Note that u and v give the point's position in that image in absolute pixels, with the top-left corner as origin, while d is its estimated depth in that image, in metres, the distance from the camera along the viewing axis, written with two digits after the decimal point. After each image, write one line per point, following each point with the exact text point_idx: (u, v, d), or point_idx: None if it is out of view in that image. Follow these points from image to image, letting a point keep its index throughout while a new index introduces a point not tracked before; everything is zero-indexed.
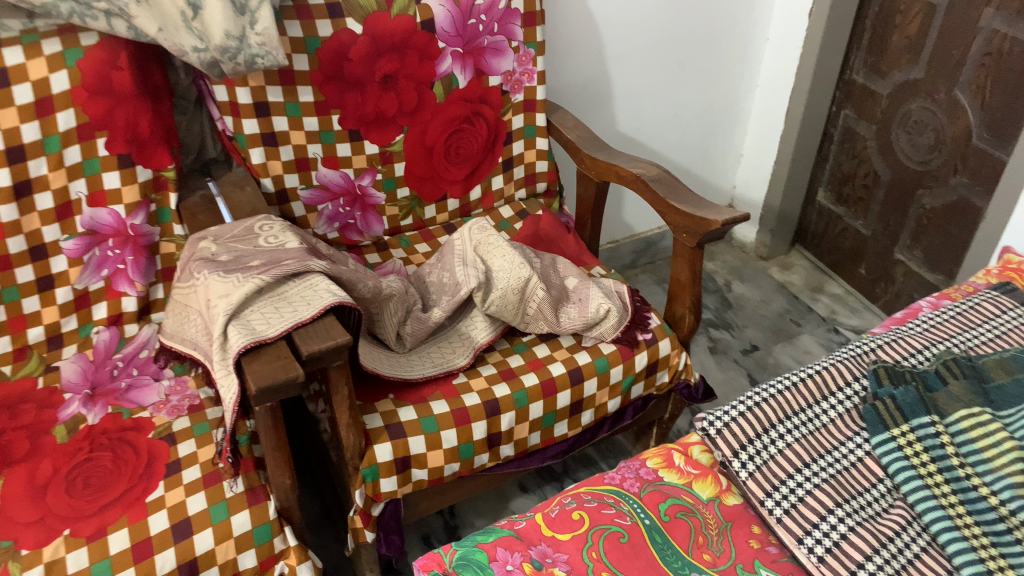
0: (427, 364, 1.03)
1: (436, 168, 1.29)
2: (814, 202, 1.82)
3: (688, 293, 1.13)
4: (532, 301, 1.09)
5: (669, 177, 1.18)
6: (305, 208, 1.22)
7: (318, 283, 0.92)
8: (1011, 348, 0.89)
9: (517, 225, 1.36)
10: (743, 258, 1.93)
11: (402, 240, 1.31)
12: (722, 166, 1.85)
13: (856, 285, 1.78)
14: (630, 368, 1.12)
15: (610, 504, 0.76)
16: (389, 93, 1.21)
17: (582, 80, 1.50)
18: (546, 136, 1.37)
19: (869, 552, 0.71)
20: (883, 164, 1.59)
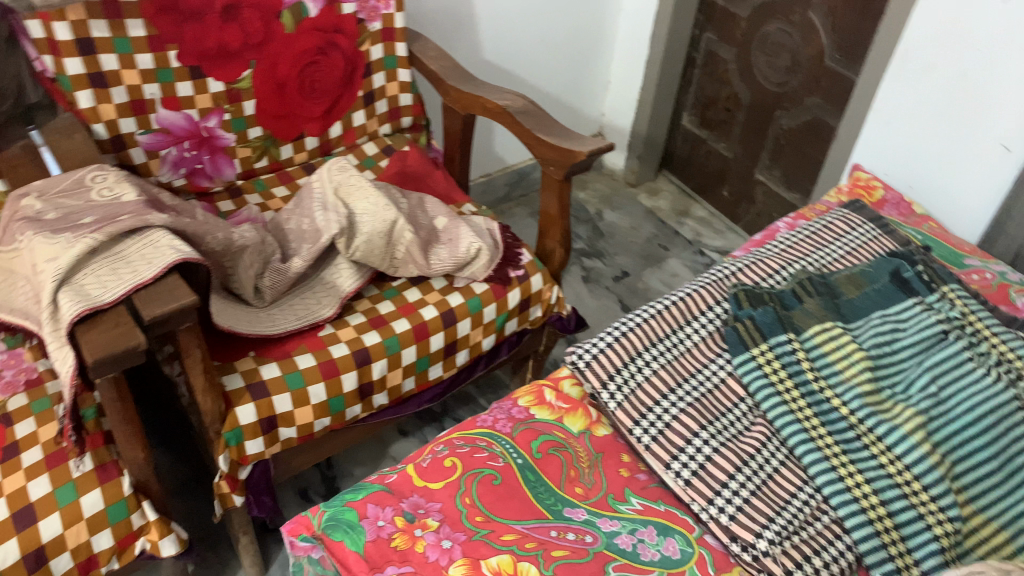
0: (290, 317, 1.00)
1: (290, 104, 1.21)
2: (679, 127, 1.85)
3: (557, 227, 1.13)
4: (400, 244, 1.06)
5: (533, 108, 1.15)
6: (146, 154, 1.12)
7: (159, 240, 0.86)
8: (860, 264, 0.93)
9: (383, 163, 1.30)
10: (613, 185, 1.95)
11: (258, 184, 1.24)
12: (591, 93, 1.84)
13: (719, 207, 1.83)
14: (503, 307, 1.11)
15: (483, 448, 0.75)
16: (231, 25, 1.11)
17: (442, 8, 1.43)
18: (409, 67, 1.31)
19: (732, 470, 0.72)
20: (743, 87, 1.62)
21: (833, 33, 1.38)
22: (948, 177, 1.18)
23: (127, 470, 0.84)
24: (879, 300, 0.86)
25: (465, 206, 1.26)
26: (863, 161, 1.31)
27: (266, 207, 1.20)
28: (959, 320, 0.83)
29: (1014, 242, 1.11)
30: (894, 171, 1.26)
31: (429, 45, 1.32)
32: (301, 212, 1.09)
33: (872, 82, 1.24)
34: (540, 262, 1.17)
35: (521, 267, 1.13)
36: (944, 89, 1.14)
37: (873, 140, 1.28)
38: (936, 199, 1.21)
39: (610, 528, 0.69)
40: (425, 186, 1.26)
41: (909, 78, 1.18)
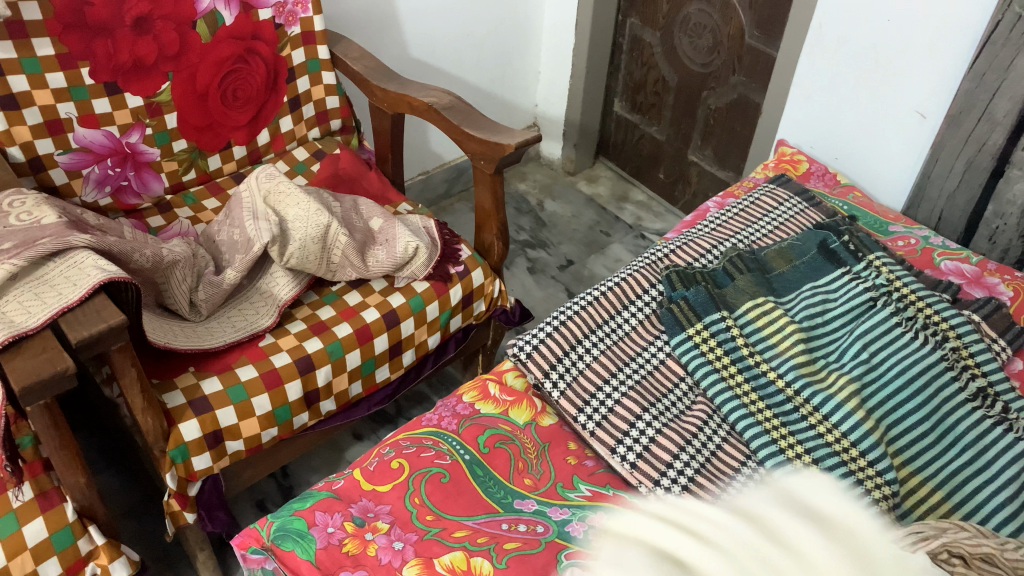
0: (228, 328, 0.99)
1: (213, 114, 1.19)
2: (612, 113, 1.86)
3: (494, 221, 1.13)
4: (336, 248, 1.05)
5: (461, 103, 1.15)
6: (67, 175, 1.08)
7: (83, 260, 0.84)
8: (789, 237, 0.95)
9: (315, 167, 1.29)
10: (552, 175, 1.96)
11: (188, 198, 1.21)
12: (522, 84, 1.84)
13: (657, 190, 1.85)
14: (446, 304, 1.11)
15: (429, 447, 0.75)
16: (144, 38, 1.08)
17: (363, 6, 1.42)
18: (332, 70, 1.29)
19: (676, 450, 0.73)
20: (669, 70, 1.65)
21: (751, 11, 1.41)
22: (870, 147, 1.22)
23: (70, 496, 0.82)
24: (808, 273, 0.89)
25: (401, 205, 1.26)
26: (791, 137, 1.34)
27: (198, 220, 1.18)
28: (886, 287, 0.86)
29: (936, 206, 1.15)
30: (820, 144, 1.30)
31: (351, 45, 1.31)
32: (232, 222, 1.07)
33: (792, 57, 1.27)
34: (480, 256, 1.17)
35: (461, 263, 1.13)
36: (858, 61, 1.17)
37: (797, 115, 1.31)
38: (861, 169, 1.25)
39: (560, 517, 0.69)
40: (359, 188, 1.26)
41: (825, 52, 1.21)
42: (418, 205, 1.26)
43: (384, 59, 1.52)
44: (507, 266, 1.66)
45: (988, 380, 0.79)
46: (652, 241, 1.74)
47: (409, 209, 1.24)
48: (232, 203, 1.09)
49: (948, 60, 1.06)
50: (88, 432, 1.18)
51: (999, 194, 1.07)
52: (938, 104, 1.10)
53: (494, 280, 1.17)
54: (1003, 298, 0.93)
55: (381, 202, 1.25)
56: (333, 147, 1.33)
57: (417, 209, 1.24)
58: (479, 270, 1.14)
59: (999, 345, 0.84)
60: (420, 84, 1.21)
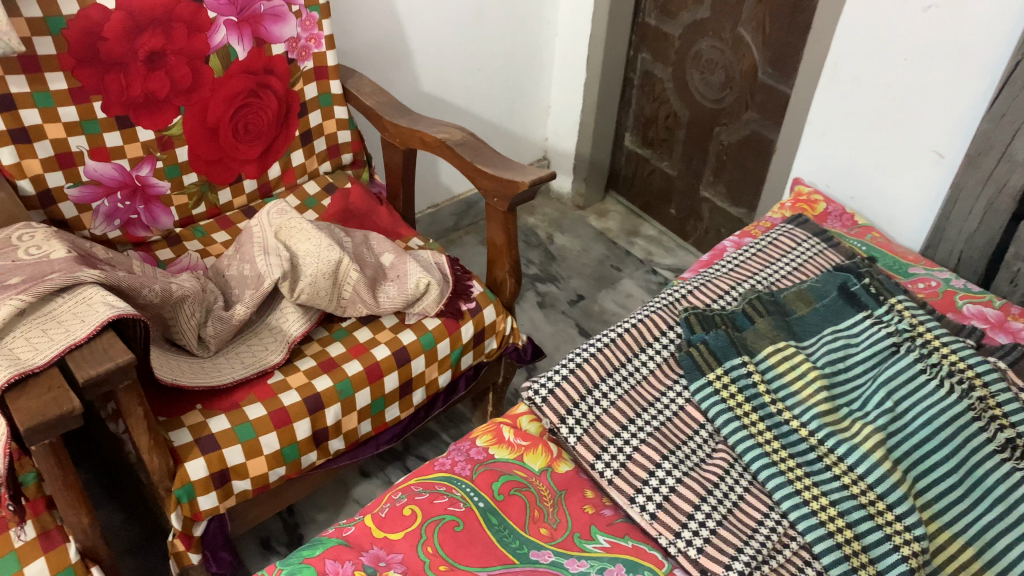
0: (236, 365, 0.97)
1: (224, 147, 1.18)
2: (622, 147, 1.90)
3: (507, 258, 1.12)
4: (347, 284, 1.05)
5: (474, 139, 1.14)
6: (77, 208, 1.08)
7: (92, 296, 0.82)
8: (808, 279, 0.94)
9: (325, 202, 1.28)
10: (562, 209, 1.99)
11: (197, 231, 1.20)
12: (531, 119, 1.86)
13: (668, 225, 1.89)
14: (457, 341, 1.10)
15: (443, 493, 0.73)
16: (156, 73, 1.08)
17: (376, 40, 1.42)
18: (345, 104, 1.29)
19: (697, 501, 0.71)
20: (681, 105, 1.68)
21: (765, 48, 1.42)
22: (887, 187, 1.21)
23: (72, 536, 0.80)
24: (829, 316, 0.87)
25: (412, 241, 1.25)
26: (805, 176, 1.33)
27: (207, 254, 1.16)
28: (909, 332, 0.84)
29: (955, 248, 1.14)
30: (835, 182, 1.29)
31: (364, 79, 1.30)
32: (242, 256, 1.06)
33: (808, 95, 1.27)
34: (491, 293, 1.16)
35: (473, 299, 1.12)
36: (874, 101, 1.17)
37: (812, 154, 1.31)
38: (878, 209, 1.24)
39: (578, 568, 0.67)
40: (370, 223, 1.25)
41: (840, 92, 1.21)
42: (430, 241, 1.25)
43: (396, 92, 1.52)
44: (516, 300, 1.64)
45: (1016, 428, 0.77)
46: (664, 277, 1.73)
47: (420, 245, 1.23)
48: (243, 237, 1.08)
49: (968, 100, 1.05)
50: (89, 467, 1.16)
51: (1021, 236, 1.05)
52: (956, 144, 1.09)
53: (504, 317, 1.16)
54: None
55: (392, 237, 1.23)
56: (344, 181, 1.32)
57: (428, 245, 1.23)
58: (490, 307, 1.13)
59: None
60: (433, 119, 1.20)
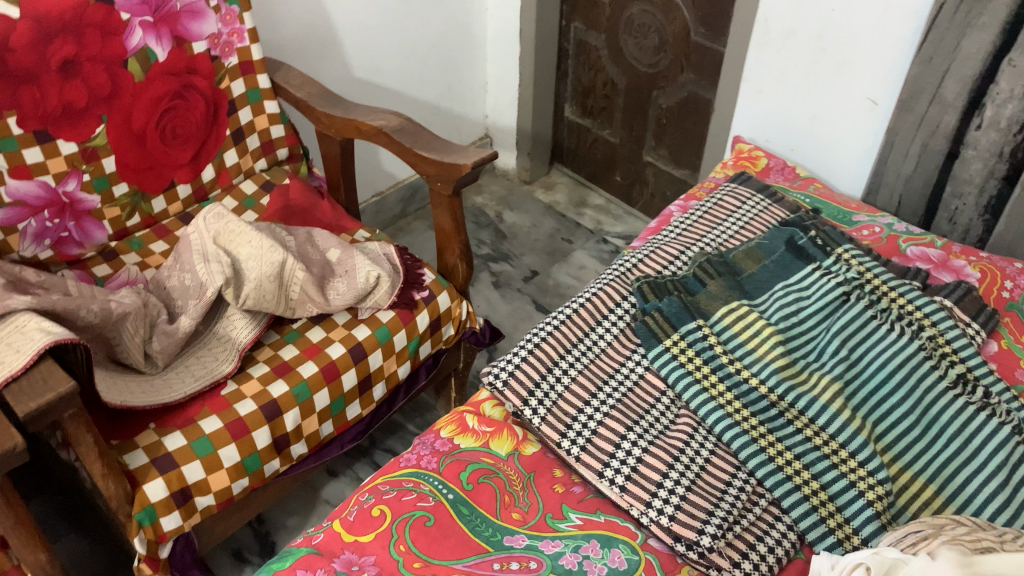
0: (187, 379, 0.95)
1: (153, 154, 1.14)
2: (563, 118, 1.85)
3: (455, 243, 1.11)
4: (294, 285, 1.03)
5: (411, 124, 1.12)
6: (3, 231, 1.03)
7: (26, 323, 0.80)
8: (756, 236, 0.94)
9: (264, 200, 1.25)
10: (508, 185, 1.93)
11: (133, 243, 1.16)
12: (470, 97, 1.82)
13: (613, 192, 1.84)
14: (413, 331, 1.09)
15: (410, 489, 0.72)
16: (73, 81, 1.03)
17: (301, 30, 1.38)
18: (275, 98, 1.25)
19: (665, 469, 0.71)
20: (617, 71, 1.64)
21: (694, 8, 1.40)
22: (825, 137, 1.22)
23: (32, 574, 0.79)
24: (779, 272, 0.87)
25: (357, 233, 1.23)
26: (746, 133, 1.34)
27: (146, 267, 1.13)
28: (857, 280, 0.85)
29: (895, 192, 1.15)
30: (775, 138, 1.29)
31: (292, 71, 1.27)
32: (182, 266, 1.03)
33: (742, 52, 1.26)
34: (444, 280, 1.14)
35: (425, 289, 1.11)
36: (808, 53, 1.17)
37: (751, 110, 1.31)
38: (819, 160, 1.25)
39: (553, 550, 0.67)
40: (313, 219, 1.22)
41: (773, 46, 1.21)
42: (376, 232, 1.23)
43: (328, 81, 1.48)
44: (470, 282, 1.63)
45: (967, 365, 0.79)
46: (614, 245, 1.73)
47: (366, 237, 1.21)
48: (181, 246, 1.05)
49: (898, 45, 1.06)
50: (46, 496, 1.12)
51: (956, 174, 1.06)
52: (888, 90, 1.10)
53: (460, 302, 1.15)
54: (971, 280, 0.92)
55: (337, 232, 1.21)
56: (282, 177, 1.28)
57: (374, 236, 1.21)
58: (443, 294, 1.12)
59: (973, 330, 0.84)
60: (367, 107, 1.18)
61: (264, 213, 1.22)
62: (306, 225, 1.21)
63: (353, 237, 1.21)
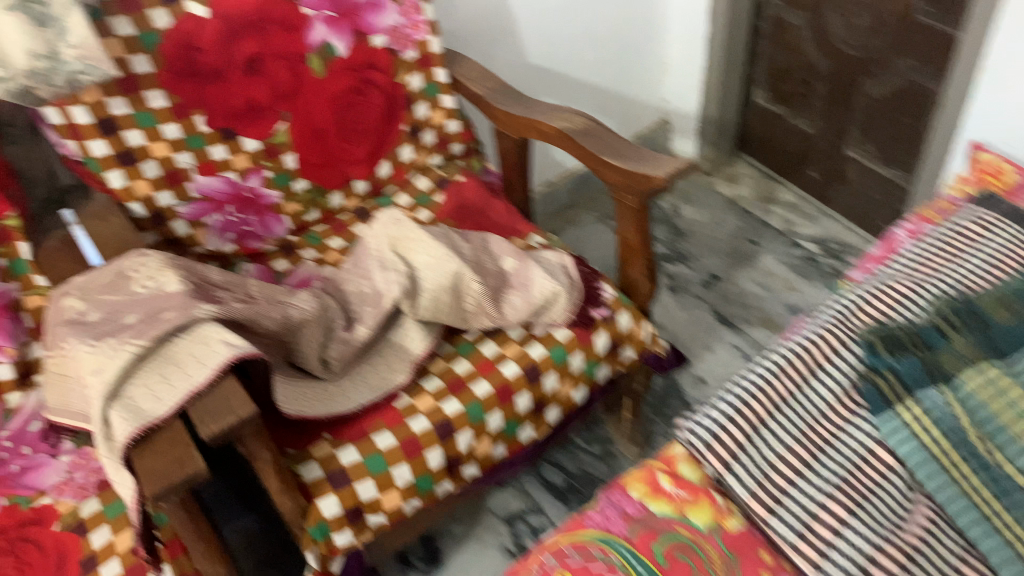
0: (362, 389, 0.92)
1: (330, 151, 1.11)
2: (752, 103, 1.82)
3: (642, 258, 1.04)
4: (469, 297, 0.98)
5: (596, 126, 1.04)
6: (190, 225, 1.05)
7: (210, 335, 0.77)
8: (1007, 278, 0.81)
9: (438, 198, 1.21)
10: (688, 173, 1.93)
11: (310, 238, 1.15)
12: (649, 79, 1.77)
13: (809, 189, 1.83)
14: (590, 353, 1.04)
15: (598, 557, 0.65)
16: (257, 80, 1.02)
17: (478, 15, 1.35)
18: (452, 92, 1.19)
19: (900, 568, 0.62)
20: (819, 56, 1.57)
21: None
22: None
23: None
24: None
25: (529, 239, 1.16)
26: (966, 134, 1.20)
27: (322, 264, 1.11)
28: None
29: None
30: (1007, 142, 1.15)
31: (470, 62, 1.21)
32: (358, 270, 1.01)
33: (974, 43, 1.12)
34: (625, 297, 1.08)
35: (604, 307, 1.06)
36: None
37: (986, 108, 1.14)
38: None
39: None
40: (487, 221, 1.18)
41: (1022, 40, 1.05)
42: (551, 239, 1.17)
43: (504, 66, 1.46)
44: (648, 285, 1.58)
45: None
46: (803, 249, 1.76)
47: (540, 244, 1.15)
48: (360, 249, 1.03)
49: None
50: None
51: None
52: None
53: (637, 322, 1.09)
54: None
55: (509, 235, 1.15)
56: (454, 173, 1.24)
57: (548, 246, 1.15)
58: (622, 312, 1.07)
59: None
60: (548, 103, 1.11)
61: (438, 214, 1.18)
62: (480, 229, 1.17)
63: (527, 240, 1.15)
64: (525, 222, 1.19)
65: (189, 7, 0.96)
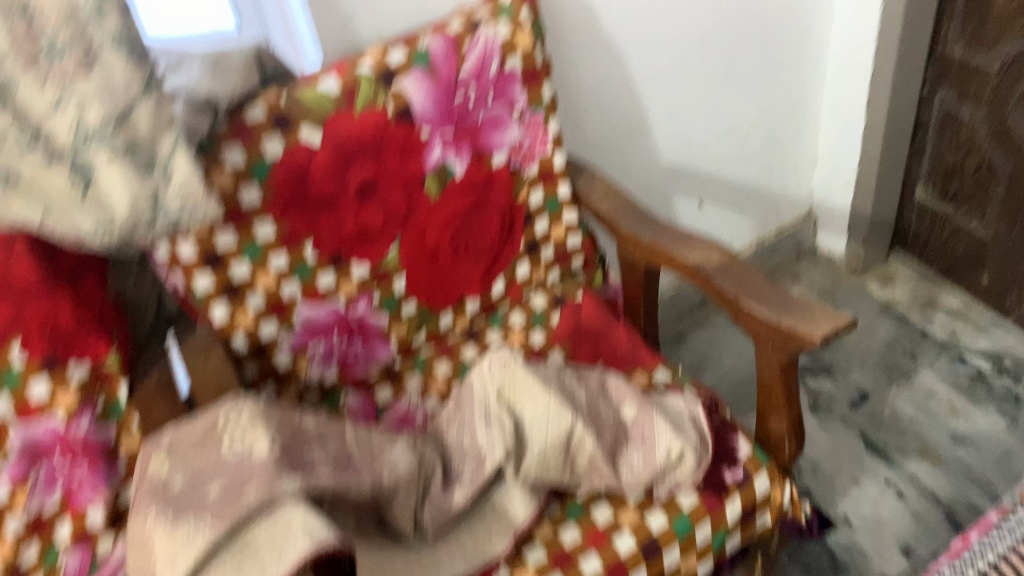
0: (457, 558, 0.84)
1: (443, 273, 1.04)
2: (911, 202, 1.64)
3: (786, 416, 0.91)
4: (581, 455, 0.88)
5: (736, 263, 0.92)
6: (292, 355, 0.99)
7: (291, 520, 0.71)
8: None
9: (554, 317, 1.11)
10: (833, 274, 1.74)
11: (417, 362, 1.08)
12: (797, 173, 1.61)
13: (978, 295, 1.62)
14: (719, 523, 0.92)
15: None
16: (369, 206, 0.96)
17: (611, 118, 1.26)
18: (574, 207, 1.11)
19: None
20: (1001, 156, 1.38)
21: None
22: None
23: None
24: None
25: (651, 374, 1.04)
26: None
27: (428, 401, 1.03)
28: None
29: None
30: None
31: (598, 176, 1.12)
32: (462, 416, 0.93)
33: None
34: (763, 458, 0.96)
35: (739, 469, 0.94)
36: None
37: None
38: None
39: None
40: (605, 350, 1.06)
41: None
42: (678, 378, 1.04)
43: (636, 172, 1.36)
44: None
45: None
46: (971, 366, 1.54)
47: (664, 383, 1.03)
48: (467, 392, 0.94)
49: None
50: None
51: None
52: None
53: (779, 488, 0.96)
54: None
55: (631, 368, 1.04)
56: (573, 291, 1.14)
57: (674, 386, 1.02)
58: (759, 475, 0.94)
59: None
60: (682, 230, 1.00)
61: (553, 340, 1.08)
62: (599, 361, 1.06)
63: (649, 379, 1.03)
64: (648, 353, 1.07)
65: (303, 135, 0.91)
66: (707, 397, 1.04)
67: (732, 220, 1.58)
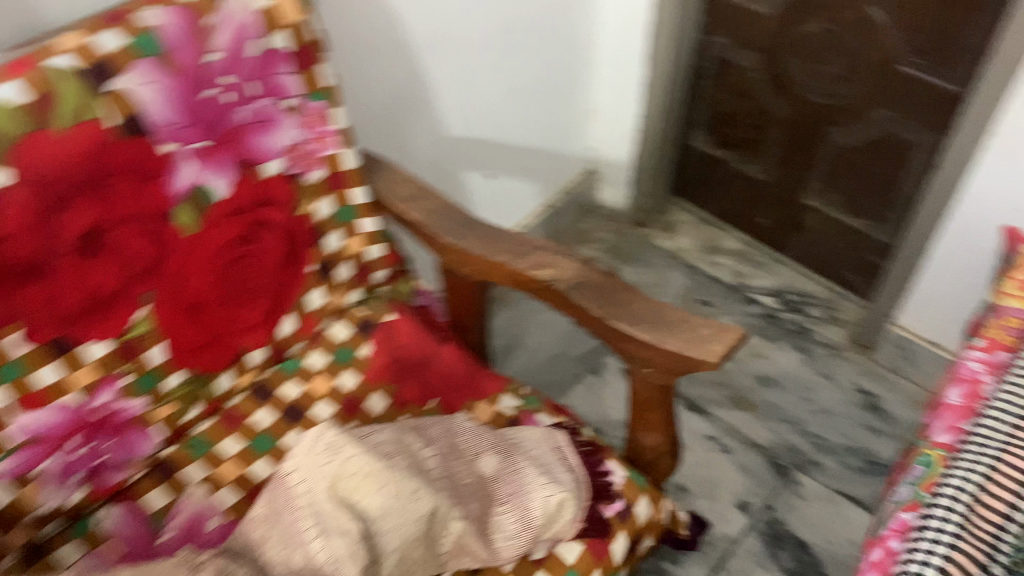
0: None
1: (216, 325, 0.81)
2: (692, 147, 1.60)
3: (661, 433, 0.82)
4: (445, 538, 0.72)
5: (593, 273, 0.78)
6: (15, 484, 0.70)
7: None
8: None
9: (364, 351, 0.90)
10: (618, 228, 1.70)
11: (193, 446, 0.81)
12: (576, 128, 1.55)
13: (755, 236, 1.64)
14: (608, 567, 0.80)
15: None
16: (101, 259, 0.71)
17: (392, 92, 1.06)
18: (375, 214, 0.91)
19: None
20: (777, 100, 1.38)
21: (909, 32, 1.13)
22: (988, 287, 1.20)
23: None
24: None
25: (497, 409, 0.87)
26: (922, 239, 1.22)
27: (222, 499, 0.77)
28: None
29: None
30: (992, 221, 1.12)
31: (397, 175, 0.92)
32: (285, 519, 0.71)
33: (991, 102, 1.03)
34: (639, 480, 0.85)
35: (618, 501, 0.82)
36: None
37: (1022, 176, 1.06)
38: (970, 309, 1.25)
39: None
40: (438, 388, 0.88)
41: None
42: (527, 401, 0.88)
43: (419, 151, 1.18)
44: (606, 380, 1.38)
45: None
46: (761, 306, 1.56)
47: (512, 414, 0.87)
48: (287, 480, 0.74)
49: None
50: None
51: None
52: None
53: (658, 508, 0.86)
54: None
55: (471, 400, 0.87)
56: (385, 314, 0.92)
57: (526, 421, 0.87)
58: (637, 500, 0.83)
59: None
60: (516, 237, 0.83)
61: (373, 386, 0.87)
62: (433, 404, 0.87)
63: (496, 414, 0.86)
64: (487, 379, 0.90)
65: None
66: (561, 414, 0.89)
67: (520, 187, 1.48)
